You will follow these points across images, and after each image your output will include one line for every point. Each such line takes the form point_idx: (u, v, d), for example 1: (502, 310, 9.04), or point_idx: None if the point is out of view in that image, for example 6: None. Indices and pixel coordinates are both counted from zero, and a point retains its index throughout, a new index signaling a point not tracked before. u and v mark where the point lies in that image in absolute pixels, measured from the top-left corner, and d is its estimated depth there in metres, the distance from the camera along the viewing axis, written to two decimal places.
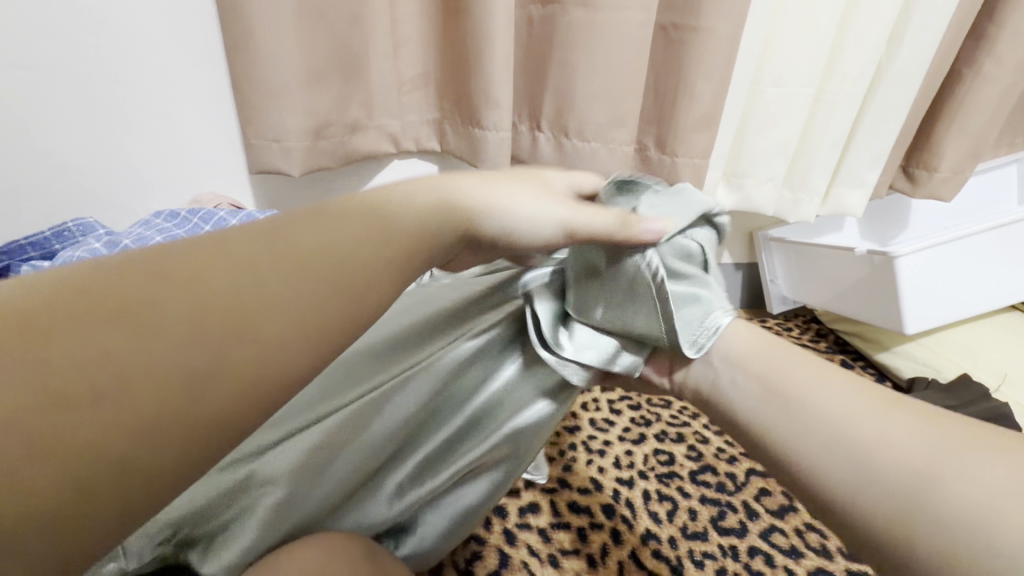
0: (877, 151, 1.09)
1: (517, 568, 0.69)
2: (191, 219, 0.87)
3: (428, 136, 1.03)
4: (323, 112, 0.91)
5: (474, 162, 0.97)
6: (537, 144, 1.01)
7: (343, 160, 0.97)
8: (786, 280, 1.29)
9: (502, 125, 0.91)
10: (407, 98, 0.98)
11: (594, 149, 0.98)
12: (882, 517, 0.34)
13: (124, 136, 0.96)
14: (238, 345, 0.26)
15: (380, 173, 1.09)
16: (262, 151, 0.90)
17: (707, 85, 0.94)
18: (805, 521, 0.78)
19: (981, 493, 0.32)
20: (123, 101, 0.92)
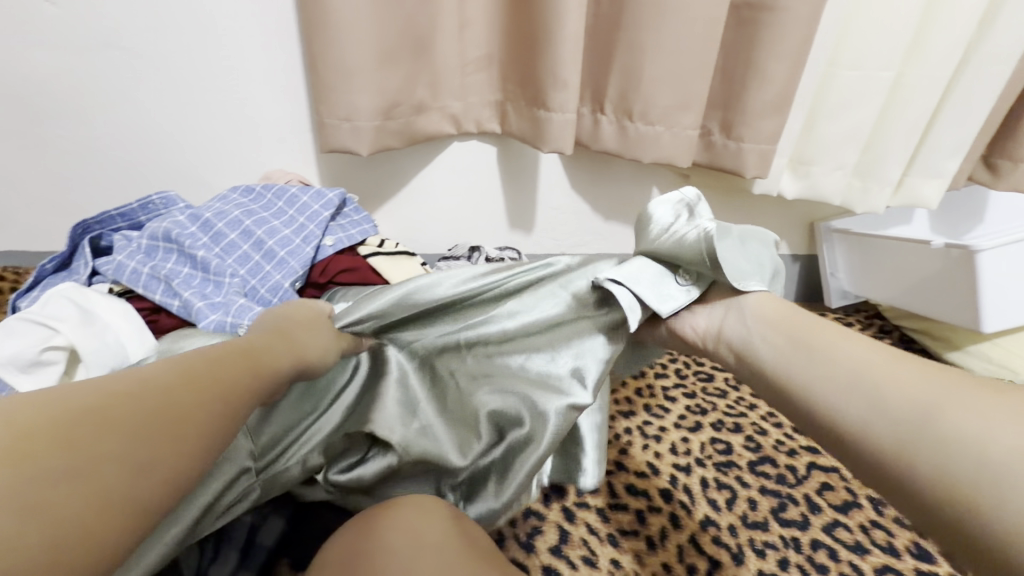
0: (960, 139, 1.03)
1: (577, 545, 0.70)
2: (265, 195, 0.91)
3: (490, 118, 1.03)
4: (391, 93, 0.92)
5: (536, 145, 0.97)
6: (599, 126, 1.00)
7: (407, 141, 0.99)
8: (848, 274, 1.24)
9: (568, 107, 0.91)
10: (470, 79, 0.99)
11: (658, 133, 0.97)
12: (926, 440, 0.37)
13: (203, 115, 1.00)
14: (170, 424, 0.36)
15: (440, 155, 1.10)
16: (333, 130, 0.92)
17: (780, 67, 0.91)
18: (870, 518, 0.76)
19: (977, 424, 0.35)
20: (202, 79, 0.96)
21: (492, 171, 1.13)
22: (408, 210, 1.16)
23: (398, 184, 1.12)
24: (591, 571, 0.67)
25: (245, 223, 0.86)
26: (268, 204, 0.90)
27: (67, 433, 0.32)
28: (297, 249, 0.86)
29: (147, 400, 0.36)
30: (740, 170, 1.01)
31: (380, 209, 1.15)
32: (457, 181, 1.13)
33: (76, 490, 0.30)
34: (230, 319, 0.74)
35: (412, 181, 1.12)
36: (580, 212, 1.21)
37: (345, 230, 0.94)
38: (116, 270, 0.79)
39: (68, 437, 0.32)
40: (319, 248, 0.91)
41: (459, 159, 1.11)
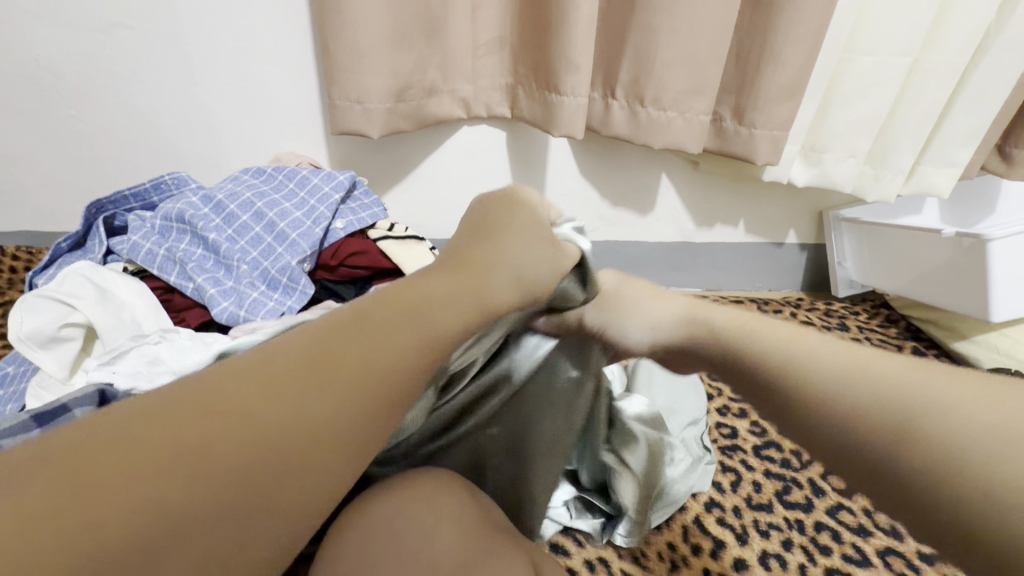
0: (974, 127, 1.02)
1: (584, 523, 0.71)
2: (276, 176, 0.91)
3: (500, 102, 1.03)
4: (403, 75, 0.92)
5: (546, 129, 0.97)
6: (610, 111, 1.00)
7: (418, 124, 0.99)
8: (856, 263, 1.23)
9: (580, 91, 0.90)
10: (482, 61, 0.98)
11: (669, 118, 0.96)
12: (892, 404, 0.40)
13: (214, 97, 1.00)
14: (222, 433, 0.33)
15: (450, 139, 1.10)
16: (344, 112, 0.92)
17: (795, 52, 0.90)
18: (873, 502, 0.77)
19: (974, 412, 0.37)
20: (213, 59, 0.96)
21: (502, 155, 1.13)
22: (417, 194, 1.16)
23: (407, 168, 1.12)
24: (598, 549, 0.68)
25: (257, 205, 0.86)
26: (279, 186, 0.90)
27: (118, 447, 0.31)
28: (307, 231, 0.86)
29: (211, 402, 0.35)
30: (752, 157, 1.01)
31: (389, 193, 1.16)
32: (466, 165, 1.13)
33: (121, 496, 0.30)
34: (243, 312, 0.77)
35: (421, 165, 1.12)
36: (589, 199, 1.20)
37: (355, 213, 0.95)
38: (130, 250, 0.80)
39: (111, 451, 0.31)
40: (329, 231, 0.92)
41: (468, 144, 1.11)
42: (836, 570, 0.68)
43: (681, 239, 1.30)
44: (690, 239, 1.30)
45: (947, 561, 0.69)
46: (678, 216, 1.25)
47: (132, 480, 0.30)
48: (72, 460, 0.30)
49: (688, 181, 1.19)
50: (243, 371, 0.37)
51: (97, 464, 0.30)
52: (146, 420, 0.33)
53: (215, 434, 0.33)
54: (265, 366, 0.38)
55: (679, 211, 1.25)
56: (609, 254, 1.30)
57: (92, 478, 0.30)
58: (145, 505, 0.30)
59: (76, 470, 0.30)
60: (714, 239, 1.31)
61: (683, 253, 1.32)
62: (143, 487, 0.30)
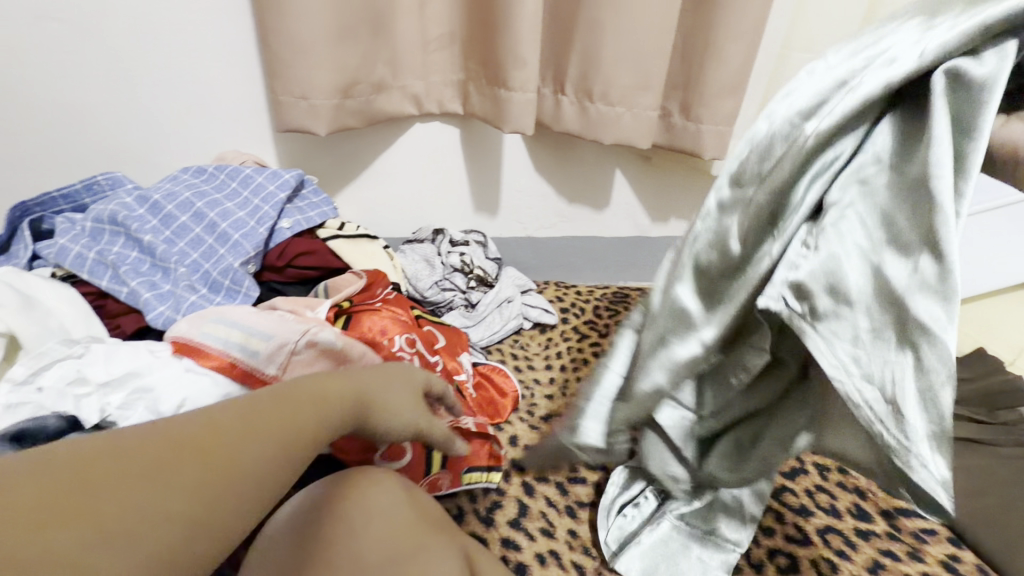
0: None
1: (536, 517, 0.72)
2: (218, 175, 0.88)
3: (452, 98, 1.02)
4: (350, 70, 0.90)
5: (497, 125, 0.97)
6: (560, 107, 1.00)
7: (367, 121, 0.97)
8: None
9: (528, 86, 0.90)
10: (432, 57, 0.97)
11: (618, 114, 0.98)
12: None
13: (151, 94, 0.96)
14: (198, 465, 0.33)
15: (402, 136, 1.08)
16: (289, 108, 0.90)
17: (737, 49, 0.92)
18: (815, 483, 0.80)
19: None
20: (147, 55, 0.92)
21: (455, 153, 1.12)
22: (370, 193, 1.15)
23: (359, 167, 1.10)
24: (549, 542, 0.69)
25: (196, 205, 0.83)
26: (220, 185, 0.87)
27: (100, 468, 0.31)
28: (251, 232, 0.84)
29: (209, 430, 0.35)
30: (700, 151, 1.03)
31: (341, 192, 1.14)
32: (419, 163, 1.12)
33: (101, 509, 0.29)
34: (178, 315, 0.74)
35: (374, 163, 1.11)
36: (545, 195, 1.21)
37: (303, 212, 0.92)
38: (58, 255, 0.76)
39: (103, 468, 0.31)
40: (275, 230, 0.89)
41: (421, 141, 1.09)
42: (778, 551, 0.70)
43: (637, 234, 1.32)
44: (645, 234, 1.32)
45: (882, 536, 0.73)
46: (632, 211, 1.27)
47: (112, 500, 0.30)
48: (41, 470, 0.29)
49: (641, 176, 1.21)
50: (243, 401, 0.38)
51: (89, 478, 0.30)
52: (127, 446, 0.32)
53: (204, 462, 0.34)
54: (254, 398, 0.39)
55: (634, 206, 1.27)
56: (567, 250, 1.31)
57: (64, 503, 0.29)
58: (103, 521, 0.29)
59: (49, 483, 0.29)
60: (669, 233, 1.33)
61: (639, 247, 1.34)
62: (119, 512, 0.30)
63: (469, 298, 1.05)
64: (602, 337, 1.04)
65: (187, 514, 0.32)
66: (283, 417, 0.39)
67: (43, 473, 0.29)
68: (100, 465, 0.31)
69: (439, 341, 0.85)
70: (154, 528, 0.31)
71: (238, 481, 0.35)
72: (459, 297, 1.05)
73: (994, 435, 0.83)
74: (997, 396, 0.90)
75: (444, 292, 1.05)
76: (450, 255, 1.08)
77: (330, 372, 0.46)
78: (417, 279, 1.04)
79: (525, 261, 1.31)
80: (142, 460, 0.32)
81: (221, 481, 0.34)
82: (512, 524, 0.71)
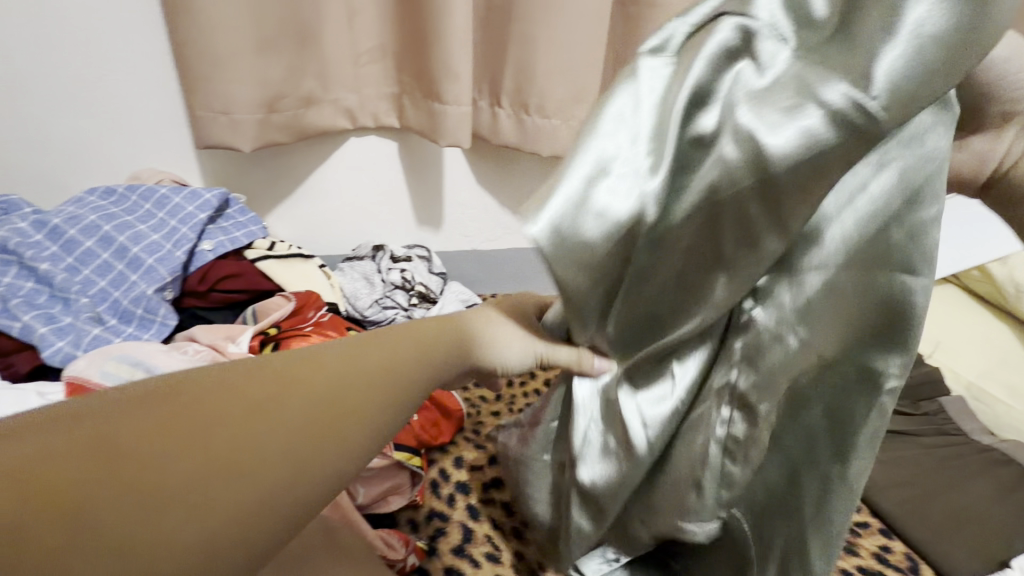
0: None
1: (480, 542, 0.69)
2: (130, 197, 0.82)
3: (387, 112, 0.99)
4: (273, 84, 0.86)
5: (433, 139, 0.95)
6: (498, 120, 1.00)
7: (296, 136, 0.93)
8: None
9: (463, 100, 0.89)
10: (364, 70, 0.94)
11: (555, 126, 0.98)
12: None
13: (56, 110, 0.89)
14: (250, 436, 0.31)
15: (337, 151, 1.05)
16: (208, 124, 0.85)
17: None
18: None
19: None
20: (49, 68, 0.85)
21: (395, 167, 1.10)
22: (306, 210, 1.10)
23: (293, 183, 1.06)
24: (494, 568, 0.66)
25: (103, 228, 0.77)
26: (133, 207, 0.81)
27: (146, 436, 0.29)
28: (167, 256, 0.78)
29: (268, 401, 0.33)
30: None
31: (274, 210, 1.09)
32: (357, 178, 1.09)
33: (148, 478, 0.28)
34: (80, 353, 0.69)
35: (308, 179, 1.06)
36: (489, 208, 1.20)
37: (228, 232, 0.87)
38: None
39: (149, 436, 0.29)
40: (195, 253, 0.84)
41: (357, 155, 1.06)
42: None
43: None
44: None
45: None
46: None
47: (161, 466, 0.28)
48: (89, 431, 0.28)
49: None
50: (304, 370, 0.35)
51: (126, 450, 0.28)
52: (190, 400, 0.31)
53: (250, 438, 0.31)
54: (317, 367, 0.36)
55: None
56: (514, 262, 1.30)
57: (112, 470, 0.27)
58: (141, 492, 0.27)
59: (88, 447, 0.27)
60: None
61: None
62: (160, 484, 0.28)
63: (412, 315, 1.02)
64: None
65: (230, 493, 0.29)
66: (342, 399, 0.35)
67: (96, 435, 0.28)
68: (153, 423, 0.29)
69: None
70: (191, 518, 0.28)
71: (291, 464, 0.32)
72: (401, 315, 1.02)
73: (916, 427, 0.88)
74: (919, 387, 0.93)
75: (386, 311, 1.01)
76: (390, 272, 1.05)
77: (399, 338, 0.41)
78: (356, 299, 1.01)
79: (473, 275, 1.29)
80: (187, 424, 0.30)
81: (265, 461, 0.31)
82: (456, 552, 0.68)
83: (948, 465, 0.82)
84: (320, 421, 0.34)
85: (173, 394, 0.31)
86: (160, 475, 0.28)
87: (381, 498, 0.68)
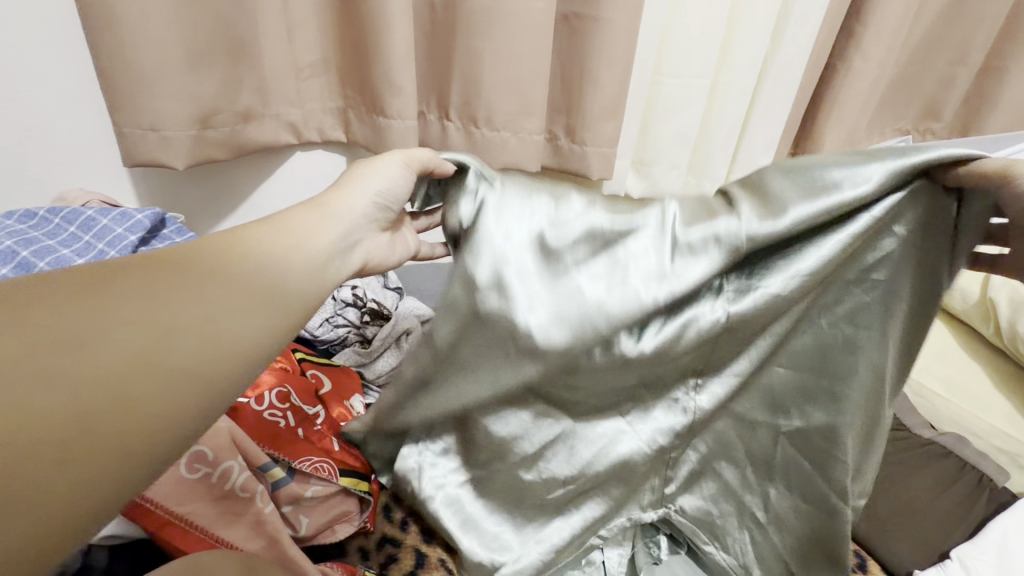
0: (770, 138, 1.16)
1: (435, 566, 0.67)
2: (52, 219, 0.79)
3: (333, 126, 0.97)
4: (207, 99, 0.83)
5: (380, 152, 0.94)
6: (447, 133, 0.99)
7: (236, 152, 0.90)
8: None
9: (407, 113, 0.88)
10: (306, 84, 0.92)
11: (504, 138, 0.98)
12: None
13: None
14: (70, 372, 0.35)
15: (282, 166, 1.02)
16: (137, 142, 0.81)
17: (611, 74, 0.96)
18: None
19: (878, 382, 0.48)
20: None
21: None
22: None
23: (236, 201, 1.03)
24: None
25: (21, 254, 0.73)
26: (54, 231, 0.78)
27: (71, 343, 0.36)
28: None
29: (91, 321, 0.37)
30: (587, 173, 1.06)
31: (218, 229, 1.05)
32: (305, 193, 1.06)
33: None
34: None
35: (253, 196, 1.03)
36: None
37: None
38: None
39: (89, 351, 0.36)
40: None
41: (303, 171, 1.03)
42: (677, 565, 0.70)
43: None
44: None
45: None
46: None
47: (35, 371, 0.34)
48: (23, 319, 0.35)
49: None
50: (129, 309, 0.39)
51: (78, 352, 0.36)
52: (69, 344, 0.35)
53: (135, 349, 0.38)
54: (125, 290, 0.39)
55: None
56: None
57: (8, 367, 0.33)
58: (85, 380, 0.35)
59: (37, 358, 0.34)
60: None
61: None
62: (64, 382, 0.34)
63: (364, 333, 1.00)
64: None
65: (116, 384, 0.36)
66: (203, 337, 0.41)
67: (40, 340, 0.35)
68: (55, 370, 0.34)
69: (323, 386, 0.75)
70: (48, 406, 0.34)
71: (150, 376, 0.38)
72: (353, 333, 0.99)
73: None
74: None
75: (338, 329, 0.98)
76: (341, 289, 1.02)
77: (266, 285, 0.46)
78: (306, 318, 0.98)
79: None
80: (50, 365, 0.34)
81: (164, 369, 0.38)
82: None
83: (891, 460, 0.84)
84: (171, 339, 0.39)
85: (38, 298, 0.37)
86: (105, 359, 0.36)
87: (326, 526, 0.65)
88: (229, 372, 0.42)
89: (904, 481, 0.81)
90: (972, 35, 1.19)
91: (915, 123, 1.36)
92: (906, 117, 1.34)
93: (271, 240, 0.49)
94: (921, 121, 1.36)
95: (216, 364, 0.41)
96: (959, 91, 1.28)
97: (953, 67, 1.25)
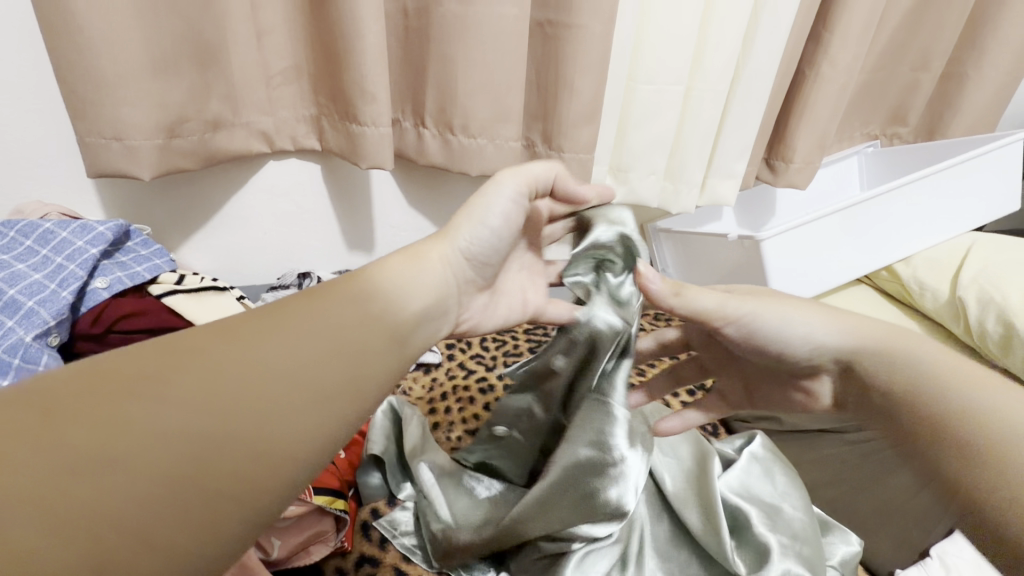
0: (744, 143, 1.18)
1: None
2: (7, 232, 0.75)
3: (306, 134, 0.96)
4: (173, 108, 0.81)
5: (355, 161, 0.92)
6: (423, 141, 0.98)
7: (205, 161, 0.87)
8: (676, 268, 1.34)
9: (381, 121, 0.87)
10: (277, 92, 0.90)
11: (481, 145, 0.97)
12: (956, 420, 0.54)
13: None
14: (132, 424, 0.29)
15: (254, 176, 0.99)
16: (99, 152, 0.78)
17: (586, 81, 0.96)
18: None
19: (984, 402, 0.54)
20: None
21: (319, 190, 1.05)
22: (224, 240, 1.04)
23: (207, 213, 1.00)
24: None
25: None
26: (9, 245, 0.74)
27: (139, 412, 0.30)
28: (50, 297, 0.71)
29: (157, 388, 0.31)
30: None
31: (188, 242, 1.02)
32: (278, 203, 1.04)
33: (74, 455, 0.27)
34: None
35: (224, 207, 1.00)
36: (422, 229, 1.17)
37: (125, 267, 0.80)
38: None
39: (156, 416, 0.30)
40: (87, 292, 0.76)
41: (276, 180, 1.01)
42: None
43: None
44: None
45: None
46: None
47: (106, 462, 0.27)
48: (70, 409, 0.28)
49: None
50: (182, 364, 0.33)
51: (144, 425, 0.29)
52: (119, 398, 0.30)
53: (206, 400, 0.32)
54: (182, 356, 0.34)
55: None
56: None
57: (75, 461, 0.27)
58: (171, 441, 0.29)
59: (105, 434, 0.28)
60: None
61: None
62: (162, 449, 0.29)
63: None
64: (489, 370, 0.98)
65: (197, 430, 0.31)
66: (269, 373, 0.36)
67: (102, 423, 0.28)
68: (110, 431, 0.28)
69: None
70: (125, 468, 0.28)
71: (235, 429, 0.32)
72: None
73: None
74: None
75: None
76: None
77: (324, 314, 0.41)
78: None
79: None
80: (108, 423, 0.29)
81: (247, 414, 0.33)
82: None
83: (870, 459, 0.85)
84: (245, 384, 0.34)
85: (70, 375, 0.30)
86: (194, 424, 0.31)
87: (302, 547, 0.62)
88: (317, 402, 0.37)
89: (883, 480, 0.82)
90: (933, 42, 1.23)
91: (882, 128, 1.40)
92: (874, 122, 1.39)
93: (390, 281, 0.47)
94: (888, 126, 1.40)
95: (302, 397, 0.36)
96: (923, 95, 1.32)
97: (916, 73, 1.28)
